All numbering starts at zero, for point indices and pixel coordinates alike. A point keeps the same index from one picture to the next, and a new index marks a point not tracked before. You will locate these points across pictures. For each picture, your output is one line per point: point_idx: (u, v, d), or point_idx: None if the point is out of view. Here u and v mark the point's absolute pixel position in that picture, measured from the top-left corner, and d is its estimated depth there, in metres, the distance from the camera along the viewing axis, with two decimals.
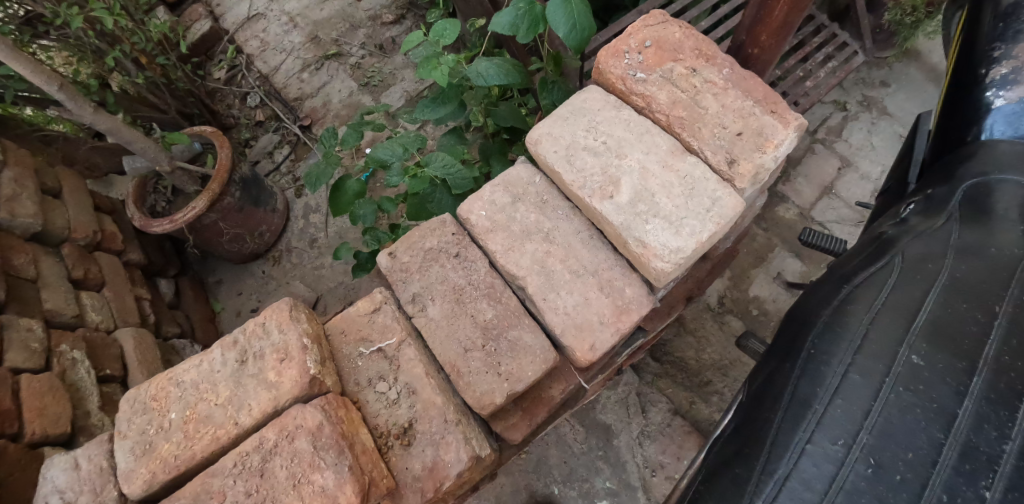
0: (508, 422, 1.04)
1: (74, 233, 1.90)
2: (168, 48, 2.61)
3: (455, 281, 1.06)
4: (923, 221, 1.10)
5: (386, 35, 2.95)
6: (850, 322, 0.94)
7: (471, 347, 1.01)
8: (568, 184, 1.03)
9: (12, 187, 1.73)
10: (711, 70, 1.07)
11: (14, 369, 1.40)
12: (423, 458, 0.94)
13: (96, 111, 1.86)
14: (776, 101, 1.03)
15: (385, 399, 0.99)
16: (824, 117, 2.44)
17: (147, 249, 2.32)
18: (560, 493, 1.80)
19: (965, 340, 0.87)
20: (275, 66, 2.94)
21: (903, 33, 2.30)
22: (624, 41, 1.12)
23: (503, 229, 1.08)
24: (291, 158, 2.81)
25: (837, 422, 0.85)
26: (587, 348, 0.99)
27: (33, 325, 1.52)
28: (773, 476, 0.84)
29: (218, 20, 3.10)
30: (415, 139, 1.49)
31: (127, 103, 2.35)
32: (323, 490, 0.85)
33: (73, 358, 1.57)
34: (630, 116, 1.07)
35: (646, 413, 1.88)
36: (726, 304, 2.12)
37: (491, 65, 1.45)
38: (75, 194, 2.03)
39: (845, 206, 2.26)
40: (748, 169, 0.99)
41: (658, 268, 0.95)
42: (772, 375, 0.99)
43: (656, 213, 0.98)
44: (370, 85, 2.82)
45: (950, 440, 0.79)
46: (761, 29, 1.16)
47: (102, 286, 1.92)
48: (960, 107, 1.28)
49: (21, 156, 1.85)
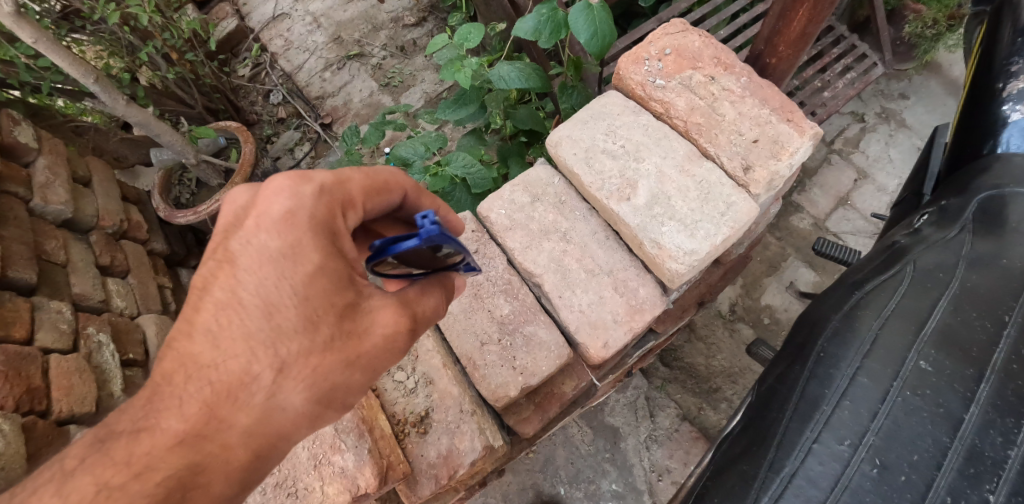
0: (521, 416, 1.07)
1: (102, 221, 1.95)
2: (196, 45, 2.68)
3: (473, 277, 1.10)
4: (936, 231, 1.10)
5: (408, 36, 3.01)
6: (860, 327, 0.95)
7: (487, 341, 1.04)
8: (587, 185, 1.06)
9: (45, 175, 1.80)
10: (730, 79, 1.10)
11: (44, 349, 1.45)
12: (438, 446, 0.97)
13: (128, 104, 1.91)
14: (792, 110, 1.05)
15: (403, 388, 1.03)
16: (841, 128, 2.45)
17: (170, 239, 2.39)
18: (566, 493, 1.82)
19: (973, 347, 0.89)
20: (298, 65, 3.01)
21: (923, 46, 2.34)
22: (644, 49, 1.15)
23: (521, 227, 1.11)
24: (311, 155, 2.86)
25: (844, 423, 0.87)
26: (600, 346, 1.01)
27: (63, 307, 1.58)
28: (779, 474, 0.86)
29: (244, 19, 3.17)
30: (436, 139, 1.52)
31: (156, 97, 2.42)
32: (342, 471, 0.91)
33: (99, 341, 1.62)
34: (649, 121, 1.10)
35: (655, 418, 1.91)
36: (737, 312, 2.13)
37: (513, 69, 1.48)
38: (104, 183, 2.09)
39: (861, 217, 2.27)
40: (764, 176, 1.01)
41: (673, 269, 0.97)
42: (782, 377, 1.01)
43: (672, 216, 1.01)
44: (390, 85, 2.88)
45: (956, 444, 0.82)
46: (779, 40, 1.19)
47: (127, 273, 1.98)
48: (978, 121, 1.29)
49: (55, 145, 1.92)
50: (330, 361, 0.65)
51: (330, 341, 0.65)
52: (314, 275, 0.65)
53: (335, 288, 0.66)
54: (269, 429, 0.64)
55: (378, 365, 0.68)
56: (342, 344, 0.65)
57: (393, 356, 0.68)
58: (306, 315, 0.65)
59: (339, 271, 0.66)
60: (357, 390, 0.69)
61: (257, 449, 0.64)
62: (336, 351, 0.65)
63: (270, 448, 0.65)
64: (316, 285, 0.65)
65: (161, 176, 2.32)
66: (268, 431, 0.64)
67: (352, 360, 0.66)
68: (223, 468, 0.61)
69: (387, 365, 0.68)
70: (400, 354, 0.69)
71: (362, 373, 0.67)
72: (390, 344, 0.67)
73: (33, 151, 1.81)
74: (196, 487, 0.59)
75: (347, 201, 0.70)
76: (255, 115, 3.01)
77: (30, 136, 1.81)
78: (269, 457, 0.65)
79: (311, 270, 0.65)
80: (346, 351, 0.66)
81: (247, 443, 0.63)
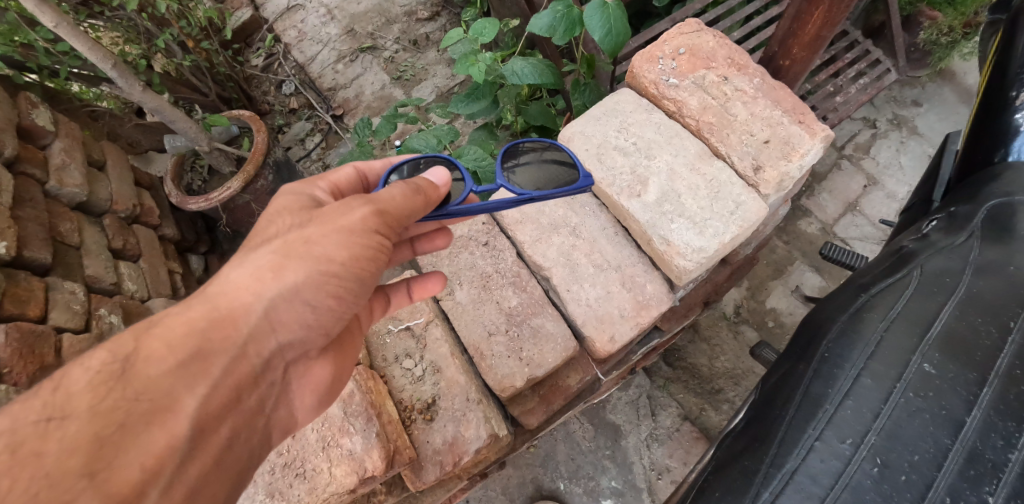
0: (526, 407, 1.08)
1: (115, 205, 1.98)
2: (211, 34, 2.71)
3: (483, 268, 1.12)
4: (944, 237, 1.10)
5: (421, 31, 3.02)
6: (865, 329, 0.96)
7: (495, 332, 1.06)
8: (597, 181, 1.07)
9: (62, 157, 1.83)
10: (743, 79, 1.10)
11: (57, 328, 1.48)
12: (444, 433, 0.99)
13: (144, 90, 1.92)
14: (804, 112, 1.05)
15: (411, 375, 1.05)
16: (852, 134, 2.44)
17: (181, 226, 2.42)
18: (566, 488, 1.84)
19: (977, 351, 0.90)
20: (312, 56, 3.04)
21: (938, 53, 2.32)
22: (658, 48, 1.16)
23: (532, 220, 1.13)
24: (322, 145, 2.87)
25: (846, 422, 0.88)
26: (606, 339, 1.03)
27: (76, 289, 1.60)
28: (781, 469, 0.88)
29: (259, 10, 3.20)
30: (448, 132, 1.53)
31: (171, 84, 2.45)
32: (350, 453, 0.92)
33: (111, 322, 1.64)
34: (661, 119, 1.11)
35: (656, 416, 1.92)
36: (742, 314, 2.14)
37: (526, 65, 1.49)
38: (117, 167, 2.12)
39: (869, 223, 2.27)
40: (774, 177, 1.02)
41: (681, 266, 0.98)
42: (785, 376, 1.02)
43: (681, 213, 1.02)
44: (402, 79, 2.89)
45: (957, 446, 0.83)
46: (793, 42, 1.20)
47: (139, 257, 2.00)
48: (990, 130, 1.29)
49: (71, 130, 1.95)
50: (285, 229, 0.76)
51: (289, 220, 0.78)
52: (280, 201, 0.85)
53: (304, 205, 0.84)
54: (234, 289, 0.70)
55: (338, 219, 0.75)
56: (304, 215, 0.79)
57: (350, 211, 0.76)
58: (269, 218, 0.80)
59: (305, 197, 0.86)
60: (321, 238, 0.74)
61: (218, 305, 0.69)
62: (291, 224, 0.77)
63: (236, 304, 0.70)
64: (283, 204, 0.83)
65: (174, 162, 2.34)
66: (228, 296, 0.70)
67: (304, 223, 0.76)
68: (179, 318, 0.67)
69: (343, 217, 0.75)
70: (357, 209, 0.76)
71: (317, 226, 0.75)
72: (342, 204, 0.77)
73: (49, 134, 1.84)
74: (153, 330, 0.65)
75: (314, 178, 0.94)
76: (267, 105, 3.04)
77: (47, 119, 1.85)
78: (237, 315, 0.69)
79: (280, 202, 0.84)
80: (301, 219, 0.77)
81: (210, 303, 0.70)
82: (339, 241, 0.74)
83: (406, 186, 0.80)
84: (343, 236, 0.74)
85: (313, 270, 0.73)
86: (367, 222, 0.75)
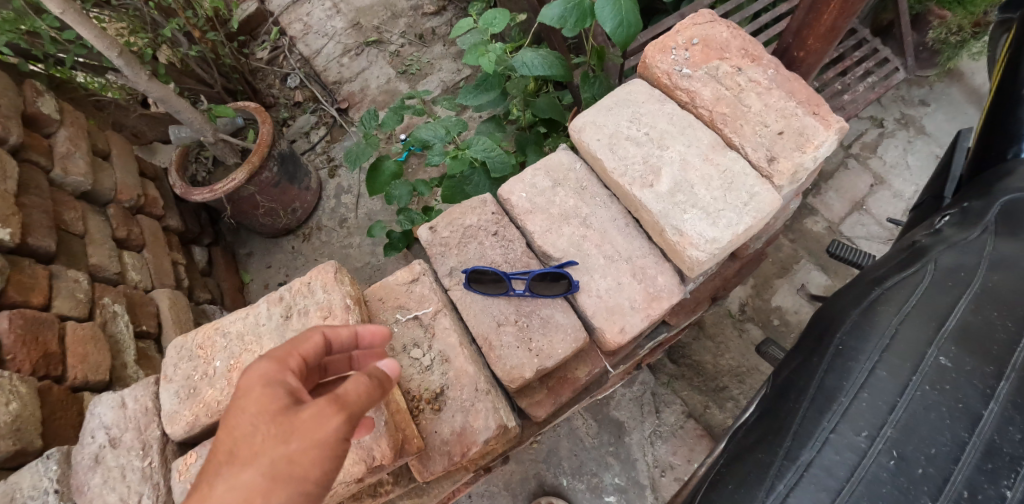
0: (534, 399, 1.07)
1: (120, 195, 1.97)
2: (217, 25, 2.70)
3: (492, 258, 1.10)
4: (958, 232, 1.09)
5: (427, 25, 3.01)
6: (879, 322, 0.96)
7: (504, 322, 1.05)
8: (609, 170, 1.06)
9: (67, 146, 1.82)
10: (757, 70, 1.09)
11: (61, 315, 1.47)
12: (452, 424, 0.98)
13: (150, 79, 1.91)
14: (818, 104, 1.04)
15: (418, 365, 1.03)
16: (859, 133, 2.43)
17: (184, 217, 2.41)
18: (569, 484, 1.83)
19: (994, 345, 0.89)
20: (317, 49, 3.03)
21: (947, 52, 2.30)
22: (671, 38, 1.15)
23: (542, 211, 1.12)
24: (327, 138, 2.86)
25: (861, 415, 0.87)
26: (617, 331, 1.02)
27: (80, 277, 1.59)
28: (795, 462, 0.87)
29: (264, 3, 3.20)
30: (457, 123, 1.52)
31: (177, 75, 2.44)
32: (358, 441, 0.91)
33: (114, 311, 1.64)
34: (674, 110, 1.10)
35: (660, 413, 1.91)
36: (747, 312, 2.13)
37: (536, 56, 1.48)
38: (122, 157, 2.11)
39: (876, 223, 2.25)
40: (788, 168, 1.01)
41: (694, 257, 0.97)
42: (798, 369, 1.01)
43: (694, 204, 1.00)
44: (408, 73, 2.88)
45: (975, 439, 0.81)
46: (808, 34, 1.19)
47: (143, 247, 2.00)
48: (1003, 127, 1.28)
49: (77, 118, 1.94)
50: (266, 440, 0.65)
51: (265, 432, 0.66)
52: (246, 400, 0.69)
53: (280, 407, 0.68)
54: None
55: (312, 433, 0.65)
56: (281, 428, 0.66)
57: (325, 422, 0.65)
58: (242, 424, 0.67)
59: (274, 389, 0.70)
60: (303, 459, 0.64)
61: None
62: (268, 435, 0.66)
63: None
64: (252, 402, 0.68)
65: (179, 153, 2.33)
66: None
67: (285, 434, 0.65)
68: None
69: (317, 433, 0.65)
70: (333, 417, 0.66)
71: (298, 443, 0.64)
72: (315, 412, 0.65)
73: (55, 122, 1.83)
74: None
75: (292, 345, 0.76)
76: (272, 98, 3.03)
77: (52, 107, 1.84)
78: None
79: (248, 399, 0.69)
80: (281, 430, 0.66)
81: None
82: (323, 459, 0.64)
83: (370, 380, 0.72)
84: (323, 453, 0.64)
85: (296, 493, 0.64)
86: (343, 435, 0.66)
